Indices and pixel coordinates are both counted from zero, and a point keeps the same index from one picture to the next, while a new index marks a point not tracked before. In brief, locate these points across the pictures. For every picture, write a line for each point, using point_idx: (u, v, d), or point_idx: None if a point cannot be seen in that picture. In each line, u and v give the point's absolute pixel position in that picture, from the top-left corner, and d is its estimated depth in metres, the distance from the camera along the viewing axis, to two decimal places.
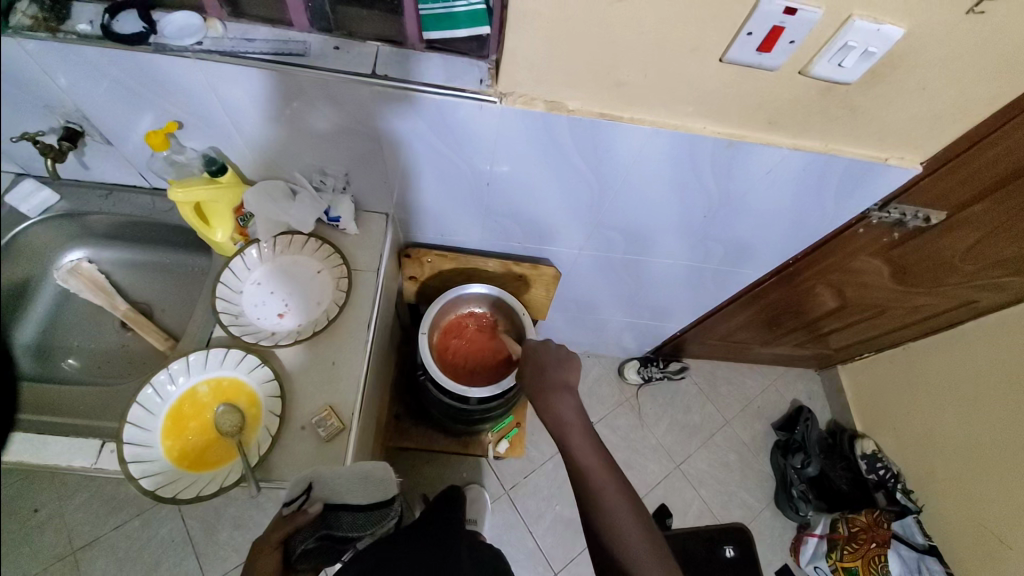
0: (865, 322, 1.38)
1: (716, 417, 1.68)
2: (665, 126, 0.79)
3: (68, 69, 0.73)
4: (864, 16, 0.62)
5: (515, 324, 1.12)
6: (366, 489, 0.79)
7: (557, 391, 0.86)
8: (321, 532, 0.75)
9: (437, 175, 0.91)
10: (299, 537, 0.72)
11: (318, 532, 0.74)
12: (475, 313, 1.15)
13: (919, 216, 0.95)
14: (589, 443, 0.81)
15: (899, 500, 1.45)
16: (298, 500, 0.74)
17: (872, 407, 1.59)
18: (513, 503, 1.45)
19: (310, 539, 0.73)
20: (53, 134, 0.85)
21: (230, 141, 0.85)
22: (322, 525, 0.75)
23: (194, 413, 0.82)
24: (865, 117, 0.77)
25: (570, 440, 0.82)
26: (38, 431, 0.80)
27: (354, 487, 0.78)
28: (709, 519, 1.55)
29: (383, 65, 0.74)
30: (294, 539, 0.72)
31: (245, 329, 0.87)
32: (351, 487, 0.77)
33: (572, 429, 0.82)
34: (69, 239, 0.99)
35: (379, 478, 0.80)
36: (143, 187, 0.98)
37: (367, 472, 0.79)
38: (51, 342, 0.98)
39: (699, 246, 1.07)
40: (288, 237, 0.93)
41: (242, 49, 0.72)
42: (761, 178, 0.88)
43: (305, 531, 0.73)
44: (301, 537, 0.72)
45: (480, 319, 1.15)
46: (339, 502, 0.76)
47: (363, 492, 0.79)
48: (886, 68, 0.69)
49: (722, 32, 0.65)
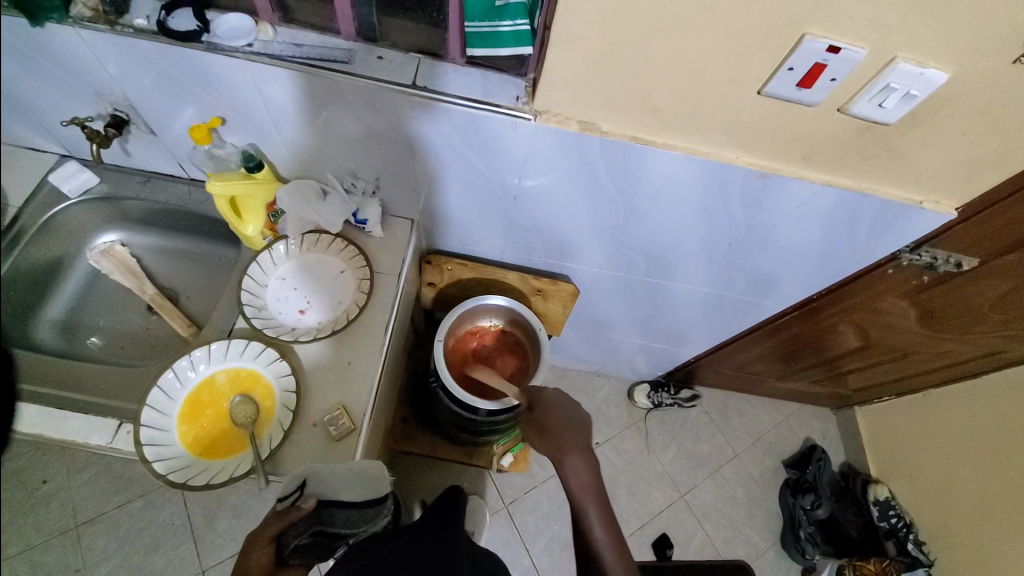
0: (888, 364, 1.34)
1: (725, 448, 1.65)
2: (696, 153, 0.79)
3: (121, 59, 0.76)
4: (909, 58, 0.62)
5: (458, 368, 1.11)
6: (361, 488, 0.78)
7: (576, 451, 0.81)
8: (315, 528, 0.74)
9: (464, 186, 0.92)
10: (293, 532, 0.71)
11: (312, 528, 0.73)
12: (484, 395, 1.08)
13: (950, 261, 0.93)
14: (602, 515, 0.76)
15: (909, 551, 1.40)
16: (292, 496, 0.74)
17: (887, 450, 1.54)
18: (511, 519, 1.43)
19: (303, 536, 0.72)
20: (100, 120, 0.88)
21: (269, 140, 0.88)
22: (316, 521, 0.74)
23: (210, 401, 0.83)
24: (902, 158, 0.76)
25: (584, 506, 0.76)
26: (58, 406, 0.82)
27: (349, 485, 0.77)
28: (711, 553, 1.51)
29: (423, 76, 0.76)
30: (287, 535, 0.71)
31: (267, 322, 0.89)
32: (345, 483, 0.77)
33: (585, 489, 0.77)
34: (104, 221, 1.03)
35: (375, 477, 0.80)
36: (181, 177, 1.01)
37: (363, 471, 0.79)
38: (79, 320, 1.01)
39: (721, 274, 1.06)
40: (316, 236, 0.95)
41: (289, 52, 0.75)
42: (791, 212, 0.87)
43: (299, 528, 0.72)
44: (294, 533, 0.71)
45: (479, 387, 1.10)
46: (332, 498, 0.76)
47: (358, 489, 0.78)
48: (927, 110, 0.68)
49: (764, 64, 0.65)
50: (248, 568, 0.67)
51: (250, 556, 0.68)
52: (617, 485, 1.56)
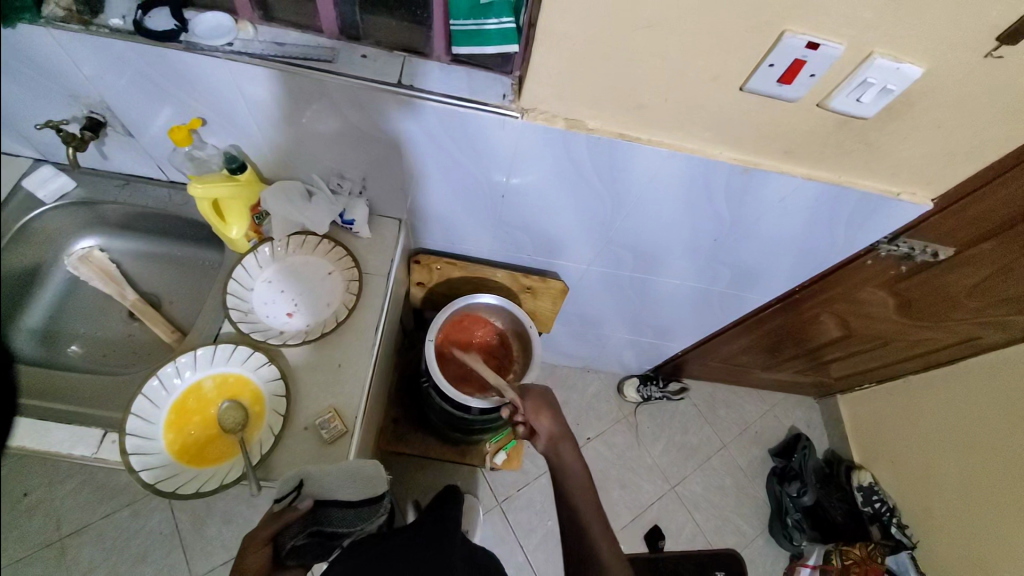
0: (868, 353, 1.38)
1: (713, 440, 1.67)
2: (681, 149, 0.80)
3: (95, 60, 0.74)
4: (885, 54, 0.63)
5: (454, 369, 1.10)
6: (356, 487, 0.78)
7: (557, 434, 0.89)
8: (311, 528, 0.74)
9: (451, 185, 0.92)
10: (289, 533, 0.72)
11: (308, 528, 0.74)
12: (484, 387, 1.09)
13: (927, 251, 0.96)
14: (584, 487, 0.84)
15: (893, 535, 1.45)
16: (289, 496, 0.74)
17: (870, 437, 1.59)
18: (505, 516, 1.44)
19: (300, 536, 0.73)
20: (75, 123, 0.86)
21: (252, 140, 0.86)
22: (312, 521, 0.75)
23: (197, 408, 0.82)
24: (881, 151, 0.78)
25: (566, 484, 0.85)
26: (39, 417, 0.79)
27: (344, 484, 0.77)
28: (702, 542, 1.54)
29: (409, 75, 0.76)
30: (283, 536, 0.71)
31: (255, 326, 0.88)
32: (340, 482, 0.77)
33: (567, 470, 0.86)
34: (81, 226, 1.00)
35: (369, 474, 0.79)
36: (161, 180, 0.99)
37: (357, 469, 0.78)
38: (57, 328, 0.98)
39: (707, 268, 1.08)
40: (302, 237, 0.94)
41: (271, 51, 0.73)
42: (774, 206, 0.89)
43: (295, 528, 0.73)
44: (290, 533, 0.72)
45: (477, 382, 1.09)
46: (328, 498, 0.76)
47: (353, 488, 0.78)
48: (904, 104, 0.70)
49: (746, 61, 0.66)
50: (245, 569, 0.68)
51: (248, 557, 0.69)
52: (609, 478, 1.57)
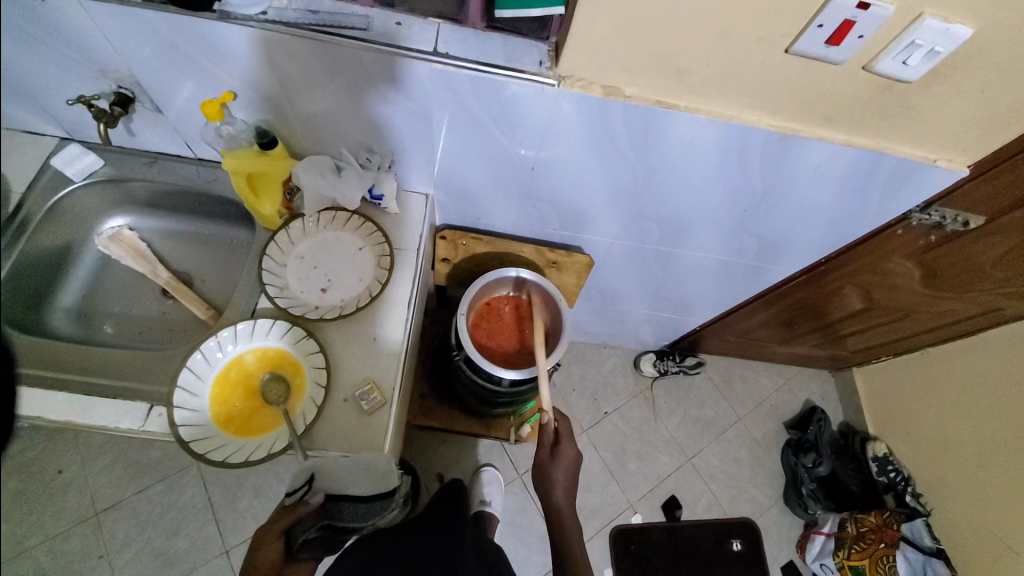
0: (890, 325, 1.38)
1: (729, 413, 1.70)
2: (719, 116, 0.79)
3: (125, 31, 0.73)
4: (936, 14, 0.62)
5: (493, 337, 1.12)
6: (367, 481, 0.79)
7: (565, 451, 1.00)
8: (323, 522, 0.78)
9: (482, 158, 0.92)
10: (301, 527, 0.76)
11: (320, 522, 0.77)
12: (522, 355, 1.11)
13: (958, 220, 0.95)
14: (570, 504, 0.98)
15: (908, 502, 1.47)
16: (300, 490, 0.77)
17: (885, 409, 1.60)
18: (526, 487, 1.47)
19: (311, 530, 0.77)
20: (105, 99, 0.86)
21: (282, 113, 0.85)
22: (325, 515, 0.78)
23: (240, 380, 0.84)
24: (920, 116, 0.77)
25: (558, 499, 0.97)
26: (84, 391, 0.81)
27: (356, 479, 0.79)
28: (718, 512, 1.57)
29: (444, 42, 0.74)
30: (296, 529, 0.76)
31: (291, 301, 0.89)
32: (351, 477, 0.79)
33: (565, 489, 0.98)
34: (111, 205, 1.00)
35: (382, 470, 0.80)
36: (188, 158, 0.99)
37: (370, 463, 0.79)
38: (92, 307, 1.00)
39: (733, 239, 1.07)
40: (332, 213, 0.94)
41: (305, 19, 0.72)
42: (807, 174, 0.88)
43: (306, 522, 0.77)
44: (302, 527, 0.76)
45: (515, 351, 1.12)
46: (339, 492, 0.78)
47: (365, 484, 0.80)
48: (948, 66, 0.68)
49: (793, 21, 0.65)
50: (259, 562, 0.74)
51: (265, 547, 0.75)
52: (627, 450, 1.60)
